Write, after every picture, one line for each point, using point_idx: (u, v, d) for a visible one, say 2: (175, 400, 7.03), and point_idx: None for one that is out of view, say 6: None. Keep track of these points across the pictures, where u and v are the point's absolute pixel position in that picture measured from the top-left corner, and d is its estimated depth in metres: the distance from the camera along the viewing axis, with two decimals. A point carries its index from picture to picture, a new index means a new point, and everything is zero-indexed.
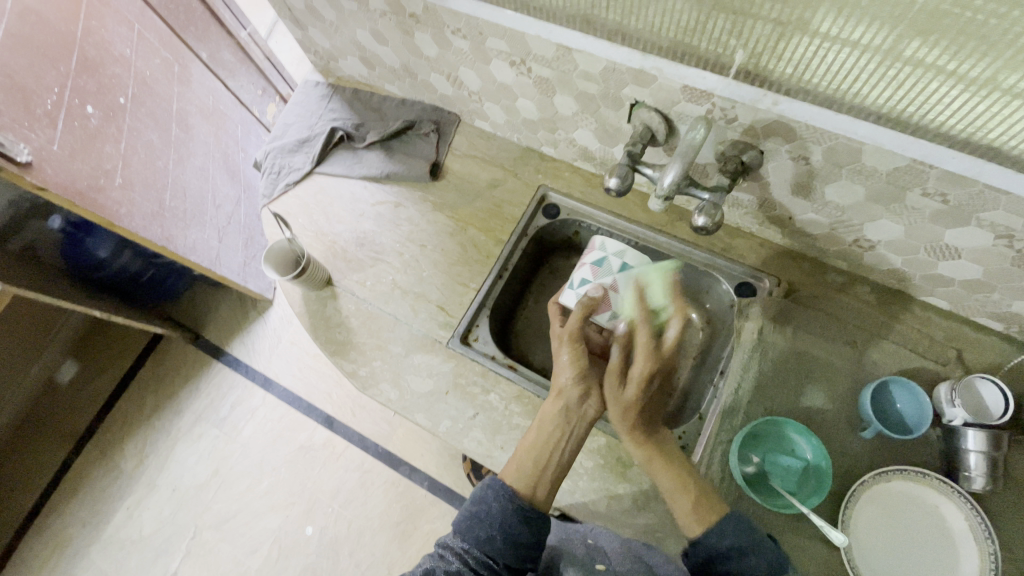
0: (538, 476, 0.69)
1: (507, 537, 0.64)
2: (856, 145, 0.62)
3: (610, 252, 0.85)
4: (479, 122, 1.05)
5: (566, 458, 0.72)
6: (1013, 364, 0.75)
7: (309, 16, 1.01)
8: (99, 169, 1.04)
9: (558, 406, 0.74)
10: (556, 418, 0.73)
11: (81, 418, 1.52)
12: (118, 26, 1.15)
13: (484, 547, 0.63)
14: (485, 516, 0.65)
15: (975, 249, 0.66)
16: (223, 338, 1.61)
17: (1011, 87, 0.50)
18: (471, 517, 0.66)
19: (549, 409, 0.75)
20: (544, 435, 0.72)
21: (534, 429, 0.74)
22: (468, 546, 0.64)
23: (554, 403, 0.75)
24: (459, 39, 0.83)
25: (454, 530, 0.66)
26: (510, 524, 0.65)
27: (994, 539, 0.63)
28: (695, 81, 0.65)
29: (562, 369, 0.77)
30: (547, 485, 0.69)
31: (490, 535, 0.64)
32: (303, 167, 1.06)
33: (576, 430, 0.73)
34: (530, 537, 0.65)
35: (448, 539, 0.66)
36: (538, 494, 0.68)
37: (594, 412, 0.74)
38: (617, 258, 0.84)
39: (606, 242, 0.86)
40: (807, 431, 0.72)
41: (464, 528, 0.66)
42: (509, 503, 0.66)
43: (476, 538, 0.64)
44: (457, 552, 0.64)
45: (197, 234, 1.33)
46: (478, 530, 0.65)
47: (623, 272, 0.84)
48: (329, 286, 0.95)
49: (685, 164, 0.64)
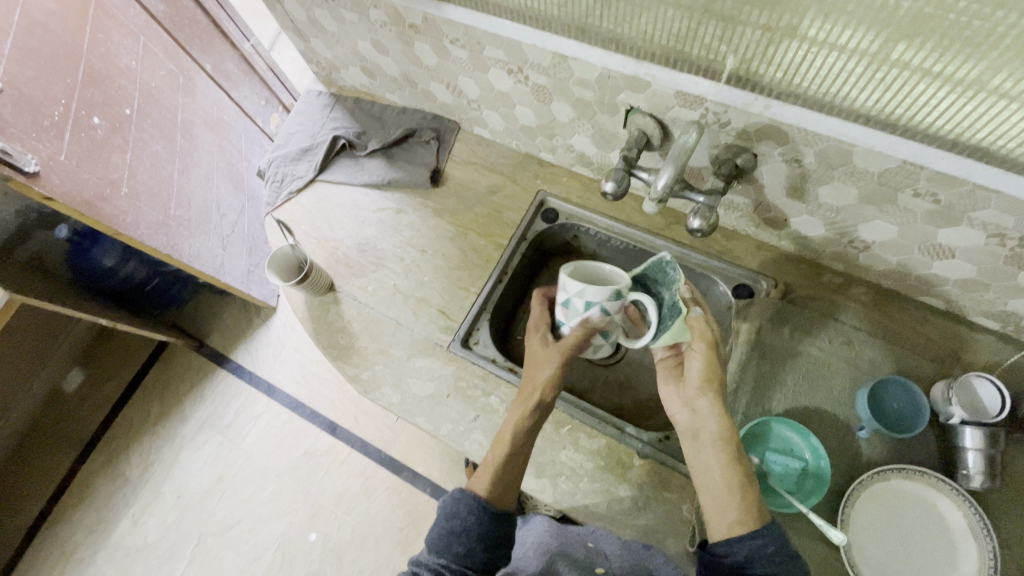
0: (512, 486, 0.70)
1: (484, 545, 0.66)
2: (847, 147, 0.63)
3: (571, 294, 0.69)
4: (478, 130, 1.06)
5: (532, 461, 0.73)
6: (1009, 362, 0.76)
7: (311, 27, 1.04)
8: (105, 178, 1.06)
9: (532, 415, 0.72)
10: (529, 428, 0.72)
11: (86, 425, 1.53)
12: (124, 38, 1.18)
13: (463, 561, 0.65)
14: (461, 531, 0.67)
15: (968, 248, 0.67)
16: (227, 345, 1.62)
17: (996, 88, 0.51)
18: (448, 533, 0.67)
19: (521, 417, 0.72)
20: (519, 445, 0.71)
21: (506, 439, 0.71)
22: (446, 561, 0.66)
23: (527, 411, 0.72)
24: (458, 48, 0.85)
25: (430, 548, 0.68)
26: (486, 532, 0.67)
27: (992, 536, 0.63)
28: (688, 86, 0.67)
29: (539, 380, 0.73)
30: (516, 491, 0.71)
31: (469, 548, 0.66)
32: (306, 175, 1.07)
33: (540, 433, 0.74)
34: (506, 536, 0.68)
35: (424, 558, 0.68)
36: (511, 502, 0.70)
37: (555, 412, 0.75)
38: (579, 298, 0.68)
39: (565, 279, 0.69)
40: (804, 429, 0.72)
41: (441, 545, 0.67)
42: (484, 513, 0.67)
43: (455, 554, 0.66)
44: (434, 568, 0.66)
45: (201, 242, 1.34)
46: (455, 546, 0.66)
47: (590, 310, 0.69)
48: (332, 291, 0.96)
49: (679, 167, 0.65)
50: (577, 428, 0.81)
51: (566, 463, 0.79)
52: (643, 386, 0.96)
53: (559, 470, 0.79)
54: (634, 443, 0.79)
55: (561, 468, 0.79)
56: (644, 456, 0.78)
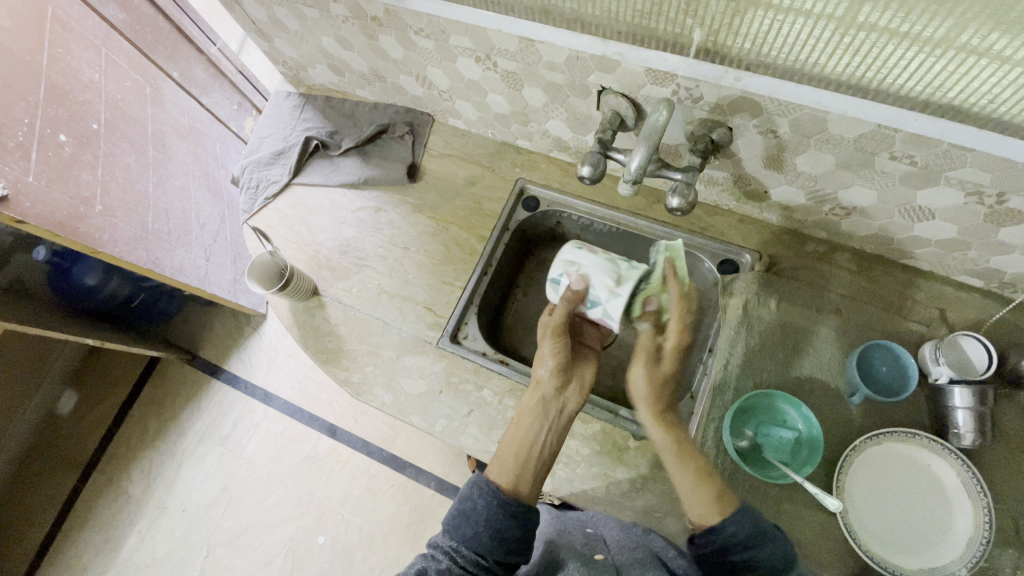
0: (521, 472, 0.71)
1: (492, 533, 0.65)
2: (821, 115, 0.62)
3: (556, 291, 0.80)
4: (452, 121, 1.04)
5: (547, 449, 0.73)
6: (994, 319, 0.76)
7: (273, 27, 1.01)
8: (77, 197, 1.05)
9: (536, 399, 0.76)
10: (534, 413, 0.76)
11: (85, 446, 1.52)
12: (84, 50, 1.15)
13: (471, 544, 0.64)
14: (471, 513, 0.66)
15: (947, 208, 0.67)
16: (219, 356, 1.61)
17: (965, 44, 0.50)
18: (458, 514, 0.67)
19: (527, 403, 0.77)
20: (525, 429, 0.74)
21: (514, 427, 0.75)
22: (457, 544, 0.65)
23: (532, 396, 0.77)
24: (423, 38, 0.83)
25: (443, 529, 0.67)
26: (495, 520, 0.65)
27: (986, 493, 0.64)
28: (658, 63, 0.66)
29: (542, 363, 0.79)
30: (531, 480, 0.71)
31: (476, 532, 0.65)
32: (280, 179, 1.05)
33: (555, 420, 0.75)
34: (518, 532, 0.66)
35: (438, 539, 0.67)
36: (523, 488, 0.70)
37: (573, 406, 0.77)
38: (555, 283, 0.79)
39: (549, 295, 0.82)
40: (796, 401, 0.73)
41: (452, 526, 0.67)
42: (494, 498, 0.67)
43: (463, 536, 0.65)
44: (446, 550, 0.65)
45: (183, 254, 1.33)
46: (464, 528, 0.66)
47: (559, 277, 0.79)
48: (316, 296, 0.95)
49: (651, 146, 0.64)
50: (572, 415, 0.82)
51: (563, 451, 0.80)
52: None
53: (556, 457, 0.80)
54: (629, 425, 0.81)
55: (558, 455, 0.80)
56: (639, 438, 0.79)
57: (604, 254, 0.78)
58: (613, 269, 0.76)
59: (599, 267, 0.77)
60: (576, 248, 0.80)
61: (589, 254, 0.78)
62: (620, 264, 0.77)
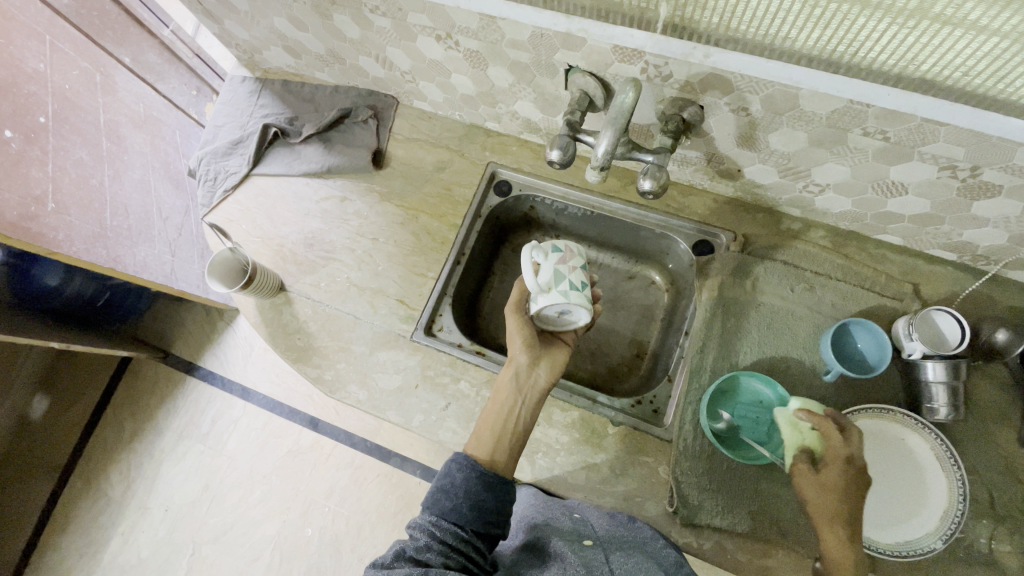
0: (496, 444, 0.70)
1: (472, 504, 0.63)
2: (792, 91, 0.60)
3: None
4: (417, 103, 1.00)
5: (521, 423, 0.72)
6: (965, 293, 0.76)
7: (221, 7, 0.95)
8: (27, 195, 1.05)
9: (509, 375, 0.75)
10: (508, 388, 0.74)
11: (59, 451, 1.49)
12: (27, 40, 1.14)
13: (450, 517, 0.63)
14: (450, 487, 0.65)
15: (921, 183, 0.66)
16: (193, 353, 1.57)
17: (938, 15, 0.47)
18: (437, 490, 0.65)
19: (501, 379, 0.76)
20: (499, 404, 0.73)
21: (489, 402, 0.74)
22: (436, 518, 0.63)
23: (505, 372, 0.75)
24: (379, 17, 0.78)
25: (423, 506, 0.65)
26: (474, 491, 0.64)
27: (959, 464, 0.65)
28: (625, 40, 0.63)
29: (513, 339, 0.76)
30: (506, 453, 0.70)
31: (456, 504, 0.63)
32: (240, 170, 1.01)
33: (528, 395, 0.74)
34: (495, 505, 0.65)
35: (416, 518, 0.65)
36: (499, 460, 0.69)
37: (545, 381, 0.75)
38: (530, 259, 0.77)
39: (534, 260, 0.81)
40: (770, 380, 0.72)
41: (431, 502, 0.64)
42: (473, 471, 0.65)
43: (443, 509, 0.63)
44: (424, 527, 0.62)
45: (146, 250, 1.27)
46: (443, 501, 0.64)
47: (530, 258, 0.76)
48: (283, 291, 0.92)
49: (619, 130, 0.61)
50: (550, 404, 0.82)
51: (542, 440, 0.79)
52: (615, 351, 0.96)
53: (535, 446, 0.79)
54: (607, 412, 0.81)
55: (538, 444, 0.79)
56: (618, 424, 0.79)
57: (560, 267, 0.70)
58: (545, 283, 0.70)
59: (536, 273, 0.70)
60: (555, 247, 0.72)
61: (551, 260, 0.71)
62: (563, 285, 0.69)
